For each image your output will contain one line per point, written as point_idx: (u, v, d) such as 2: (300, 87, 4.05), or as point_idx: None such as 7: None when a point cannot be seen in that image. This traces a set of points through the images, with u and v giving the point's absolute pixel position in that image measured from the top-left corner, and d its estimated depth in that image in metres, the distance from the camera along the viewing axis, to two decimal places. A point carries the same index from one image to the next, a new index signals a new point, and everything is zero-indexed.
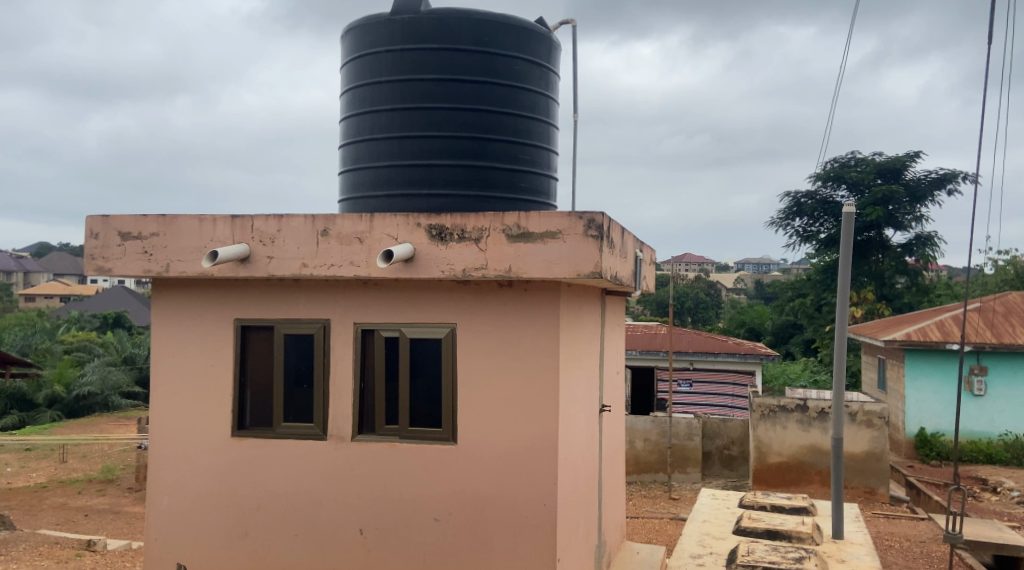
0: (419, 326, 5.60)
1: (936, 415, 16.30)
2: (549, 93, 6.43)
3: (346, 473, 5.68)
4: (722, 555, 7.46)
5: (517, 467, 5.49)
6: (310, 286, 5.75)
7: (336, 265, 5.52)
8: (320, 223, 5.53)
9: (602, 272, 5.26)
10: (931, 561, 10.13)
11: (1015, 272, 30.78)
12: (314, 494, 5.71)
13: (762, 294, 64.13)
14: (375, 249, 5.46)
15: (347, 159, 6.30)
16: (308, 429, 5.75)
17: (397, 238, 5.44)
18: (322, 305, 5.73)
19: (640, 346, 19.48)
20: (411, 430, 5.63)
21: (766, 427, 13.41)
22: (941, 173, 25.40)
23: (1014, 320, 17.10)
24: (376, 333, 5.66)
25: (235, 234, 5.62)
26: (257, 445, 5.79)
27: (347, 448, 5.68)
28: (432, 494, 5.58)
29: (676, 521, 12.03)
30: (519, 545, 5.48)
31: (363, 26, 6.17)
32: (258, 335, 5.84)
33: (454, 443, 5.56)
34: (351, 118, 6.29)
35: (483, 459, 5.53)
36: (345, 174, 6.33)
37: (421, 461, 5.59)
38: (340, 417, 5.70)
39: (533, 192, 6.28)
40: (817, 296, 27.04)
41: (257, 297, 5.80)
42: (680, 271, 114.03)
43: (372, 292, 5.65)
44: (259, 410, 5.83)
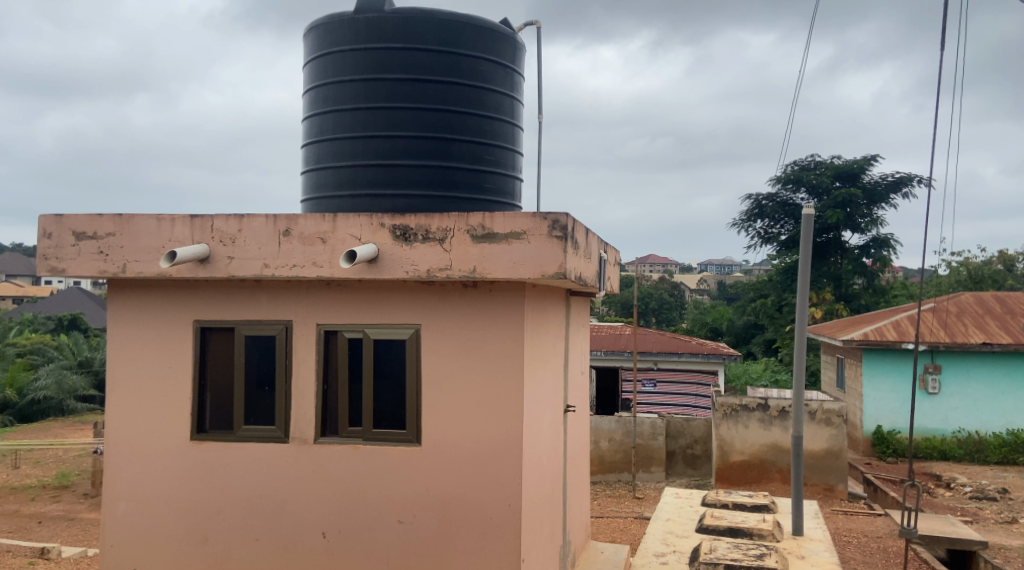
0: (383, 326, 5.63)
1: (892, 413, 16.60)
2: (513, 94, 6.49)
3: (309, 475, 5.69)
4: (685, 553, 7.57)
5: (481, 467, 5.54)
6: (271, 287, 5.76)
7: (299, 265, 5.52)
8: (282, 223, 5.54)
9: (567, 273, 5.32)
10: (888, 556, 10.34)
11: (969, 273, 31.44)
12: (276, 496, 5.72)
13: (722, 295, 65.00)
14: (339, 249, 5.48)
15: (309, 158, 6.32)
16: (270, 432, 5.75)
17: (361, 238, 5.46)
18: (284, 307, 5.74)
19: (605, 346, 19.62)
20: (375, 431, 5.65)
21: (728, 426, 13.60)
22: (897, 177, 25.88)
23: (967, 321, 17.47)
24: (340, 334, 5.68)
25: (195, 234, 5.60)
26: (217, 448, 5.78)
27: (310, 452, 5.70)
28: (397, 494, 5.61)
29: (640, 520, 12.17)
30: (484, 544, 5.53)
31: (326, 25, 6.18)
32: (217, 337, 5.83)
33: (418, 445, 5.60)
34: (312, 116, 6.31)
35: (448, 459, 5.57)
36: (308, 174, 6.34)
37: (384, 462, 5.62)
38: (303, 419, 5.72)
39: (497, 192, 6.34)
40: (777, 296, 27.39)
41: (218, 298, 5.80)
42: (646, 271, 115.13)
43: (336, 294, 5.68)
44: (219, 414, 5.83)
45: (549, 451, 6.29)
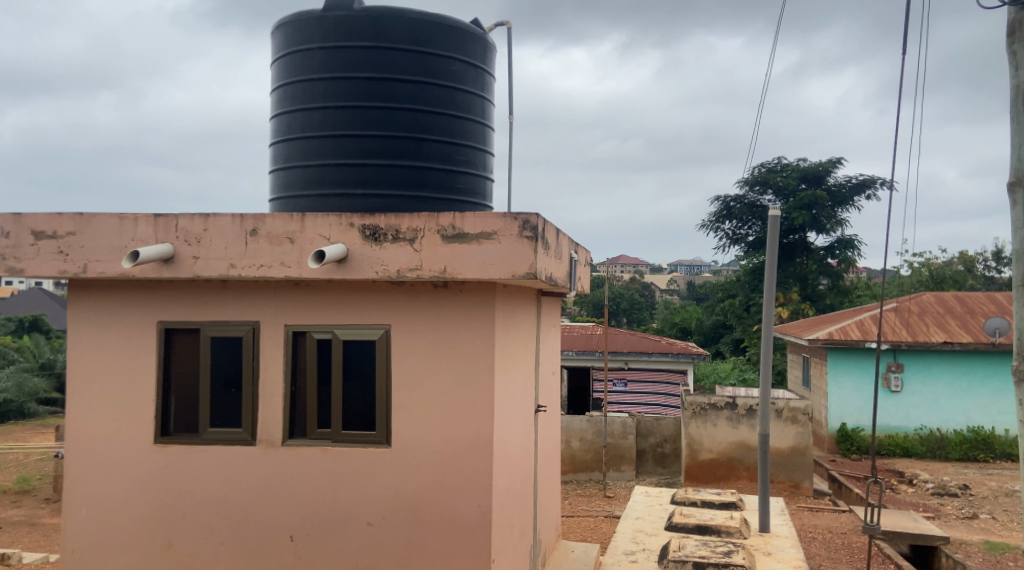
0: (353, 327, 5.67)
1: (856, 411, 16.86)
2: (483, 94, 6.55)
3: (275, 477, 5.72)
4: (654, 551, 7.68)
5: (450, 468, 5.60)
6: (238, 288, 5.78)
7: (266, 265, 5.55)
8: (249, 223, 5.56)
9: (537, 273, 5.39)
10: (852, 552, 10.53)
11: (931, 273, 31.98)
12: (242, 500, 5.73)
13: (693, 295, 65.55)
14: (307, 249, 5.51)
15: (278, 157, 6.33)
16: (237, 434, 5.77)
17: (329, 238, 5.49)
18: (252, 308, 5.76)
19: (576, 346, 19.74)
20: (343, 432, 5.69)
21: (696, 425, 13.75)
22: (861, 180, 26.26)
23: (929, 321, 17.79)
24: (308, 335, 5.72)
25: (159, 234, 5.60)
26: (181, 451, 5.79)
27: (278, 453, 5.72)
28: (365, 496, 5.65)
29: (610, 519, 12.30)
30: (453, 546, 5.59)
31: (296, 23, 6.20)
32: (183, 339, 5.84)
33: (387, 446, 5.65)
34: (281, 114, 6.32)
35: (416, 460, 5.62)
36: (277, 173, 6.35)
37: (352, 464, 5.66)
38: (270, 421, 5.74)
39: (467, 191, 6.40)
40: (745, 296, 27.69)
41: (183, 300, 5.81)
42: (617, 271, 115.73)
43: (304, 295, 5.71)
44: (184, 416, 5.83)
45: (520, 451, 6.38)
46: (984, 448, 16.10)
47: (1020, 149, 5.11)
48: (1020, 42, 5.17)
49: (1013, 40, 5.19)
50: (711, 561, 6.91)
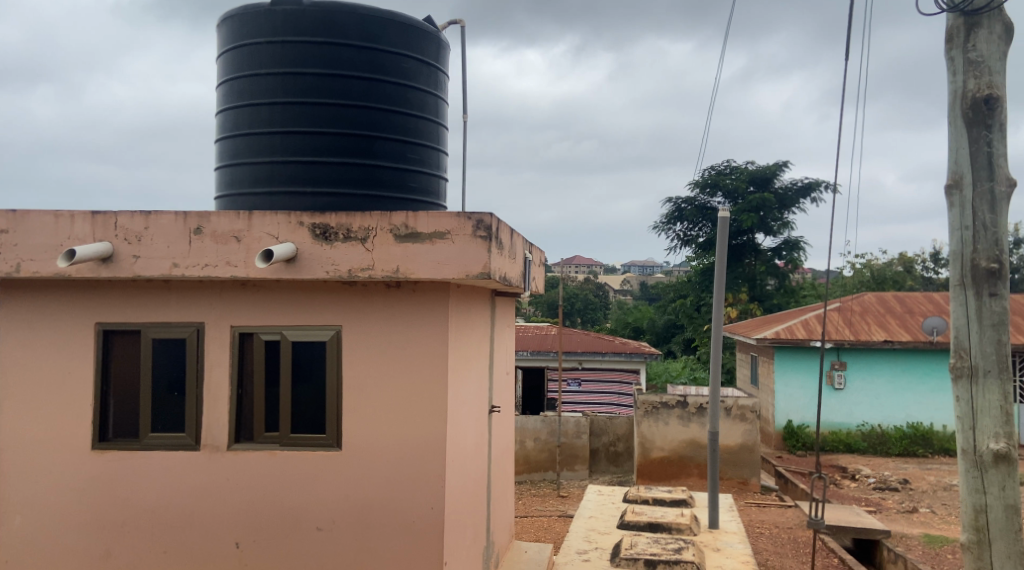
0: (302, 327, 5.48)
1: (801, 408, 17.20)
2: (438, 93, 6.32)
3: (220, 483, 5.47)
4: (606, 550, 7.80)
5: (403, 471, 5.40)
6: (182, 288, 5.54)
7: (210, 265, 5.32)
8: (192, 221, 5.32)
9: (491, 273, 5.26)
10: (797, 546, 10.80)
11: (872, 274, 32.85)
12: (185, 506, 5.48)
13: (645, 295, 66.37)
14: (254, 249, 5.31)
15: (224, 154, 6.00)
16: (180, 439, 5.52)
17: (278, 237, 5.30)
18: (196, 308, 5.53)
19: (530, 346, 19.83)
20: (292, 436, 5.48)
21: (649, 423, 13.96)
22: (807, 183, 26.79)
23: (872, 321, 18.21)
24: (256, 336, 5.51)
25: (97, 232, 5.34)
26: (121, 457, 5.52)
27: (223, 458, 5.48)
28: (315, 501, 5.43)
29: (563, 518, 12.43)
30: (407, 551, 5.37)
31: (241, 16, 5.89)
32: (123, 340, 5.58)
33: (338, 449, 5.44)
34: (226, 110, 5.99)
35: (368, 464, 5.42)
36: (222, 171, 6.03)
37: (302, 468, 5.44)
38: (214, 425, 5.50)
39: (422, 192, 6.13)
40: (696, 296, 28.12)
41: (124, 300, 5.55)
42: (572, 270, 116.35)
43: (251, 295, 5.50)
44: (123, 421, 5.57)
45: (473, 453, 6.38)
46: (922, 443, 16.71)
47: (957, 152, 5.30)
48: (957, 48, 5.36)
49: (951, 46, 5.39)
50: (662, 558, 7.08)
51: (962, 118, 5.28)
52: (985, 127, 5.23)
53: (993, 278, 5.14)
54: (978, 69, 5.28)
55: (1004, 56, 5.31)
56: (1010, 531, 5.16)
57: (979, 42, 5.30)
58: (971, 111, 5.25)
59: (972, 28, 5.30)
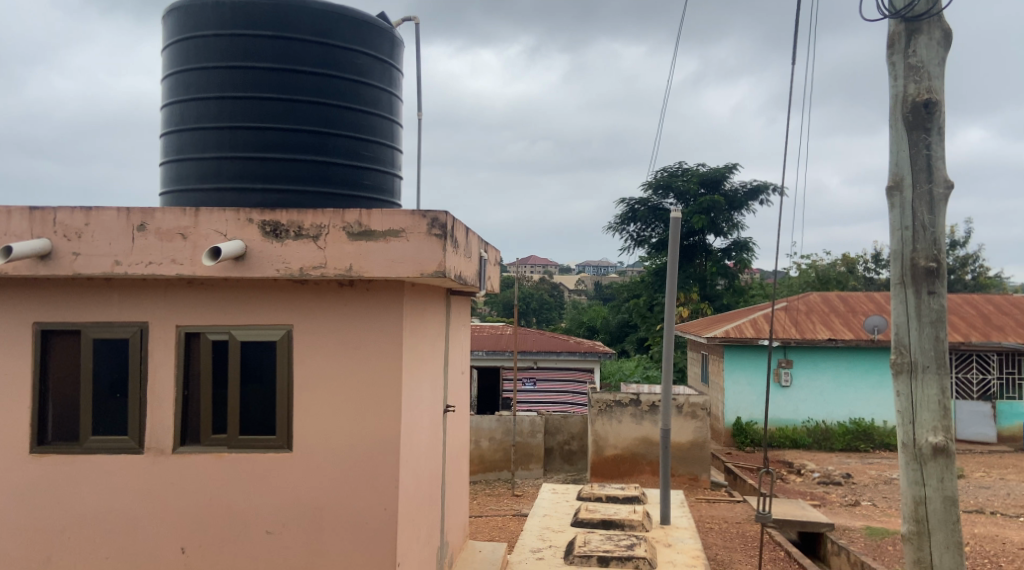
0: (252, 327, 5.08)
1: (750, 405, 17.56)
2: (394, 90, 5.86)
3: (166, 488, 5.08)
4: (560, 547, 7.96)
5: (355, 472, 5.05)
6: (125, 286, 5.10)
7: (155, 263, 4.92)
8: (136, 217, 4.92)
9: (445, 272, 4.95)
10: (745, 540, 11.06)
11: (817, 275, 33.62)
12: (127, 513, 5.08)
13: (598, 296, 66.90)
14: (201, 245, 4.92)
15: (168, 149, 5.49)
16: (122, 443, 5.10)
17: (226, 234, 4.93)
18: (140, 307, 5.09)
19: (485, 346, 19.93)
20: (240, 439, 5.10)
21: (603, 422, 14.15)
22: (755, 185, 27.29)
23: (817, 320, 18.65)
24: (203, 336, 5.10)
25: (34, 228, 4.90)
26: (58, 462, 5.09)
27: (167, 462, 5.08)
28: (263, 505, 5.07)
29: (517, 517, 12.57)
30: (359, 554, 5.04)
31: (186, 6, 5.39)
32: (61, 340, 5.12)
33: (289, 451, 5.07)
34: (170, 104, 5.47)
35: (319, 465, 5.06)
36: (165, 166, 5.52)
37: (249, 471, 5.07)
38: (159, 429, 5.09)
39: (379, 191, 5.68)
40: (649, 296, 28.49)
41: (63, 296, 5.09)
42: (526, 270, 116.77)
43: (197, 293, 5.09)
44: (62, 425, 5.13)
45: (429, 453, 6.45)
46: (864, 439, 17.28)
47: (897, 155, 5.54)
48: (898, 54, 5.60)
49: (892, 52, 5.63)
50: (615, 555, 7.28)
51: (902, 121, 5.52)
52: (925, 130, 5.46)
53: (931, 277, 5.37)
54: (917, 74, 5.51)
55: (943, 62, 5.55)
56: (947, 522, 5.38)
57: (920, 47, 5.53)
58: (911, 115, 5.48)
59: (912, 34, 5.53)
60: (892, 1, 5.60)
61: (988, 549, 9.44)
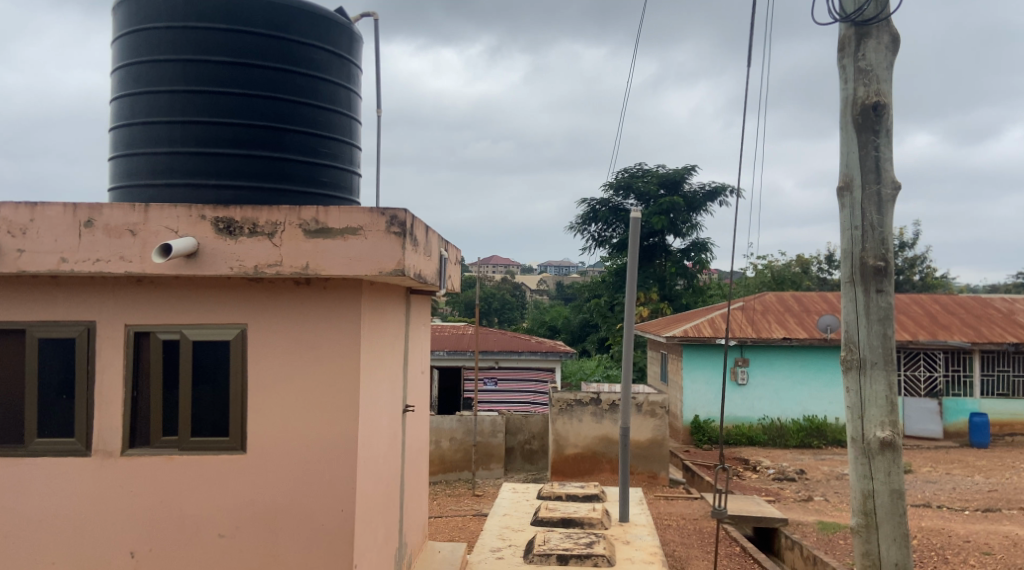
0: (204, 327, 5.03)
1: (708, 403, 17.80)
2: (351, 86, 5.86)
3: (113, 491, 5.00)
4: (520, 546, 8.02)
5: (311, 473, 5.02)
6: (71, 285, 5.02)
7: (102, 260, 4.85)
8: (83, 213, 4.86)
9: (405, 270, 4.97)
10: (703, 536, 11.23)
11: (774, 275, 34.11)
12: (74, 516, 5.00)
13: (560, 295, 67.13)
14: (151, 243, 4.86)
15: (118, 143, 5.43)
16: (68, 445, 5.02)
17: (177, 231, 4.88)
18: (87, 306, 5.01)
19: (446, 346, 19.94)
20: (192, 440, 5.03)
21: (563, 421, 14.25)
22: (714, 187, 27.61)
23: (773, 319, 18.93)
24: (152, 335, 5.03)
25: None
26: (4, 464, 5.01)
27: (115, 465, 5.01)
28: (215, 507, 5.01)
29: (478, 517, 12.62)
30: (316, 555, 5.02)
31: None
32: (5, 340, 5.05)
33: (241, 452, 5.02)
34: (120, 98, 5.42)
35: (273, 467, 5.02)
36: (116, 160, 5.47)
37: (201, 473, 5.01)
38: (107, 430, 5.01)
39: (335, 187, 5.68)
40: (610, 296, 28.69)
41: (8, 295, 5.01)
42: (489, 269, 116.94)
43: (148, 292, 5.02)
44: (7, 426, 5.05)
45: (387, 453, 6.46)
46: (818, 435, 17.61)
47: (848, 157, 5.68)
48: (849, 57, 5.75)
49: (843, 55, 5.77)
50: (574, 554, 7.37)
51: (853, 123, 5.67)
52: (873, 133, 5.62)
53: (880, 275, 5.51)
54: (866, 77, 5.66)
55: (891, 66, 5.70)
56: (894, 515, 5.52)
57: (869, 51, 5.69)
58: (861, 117, 5.63)
59: (862, 38, 5.69)
60: (843, 6, 5.74)
61: (935, 542, 9.67)
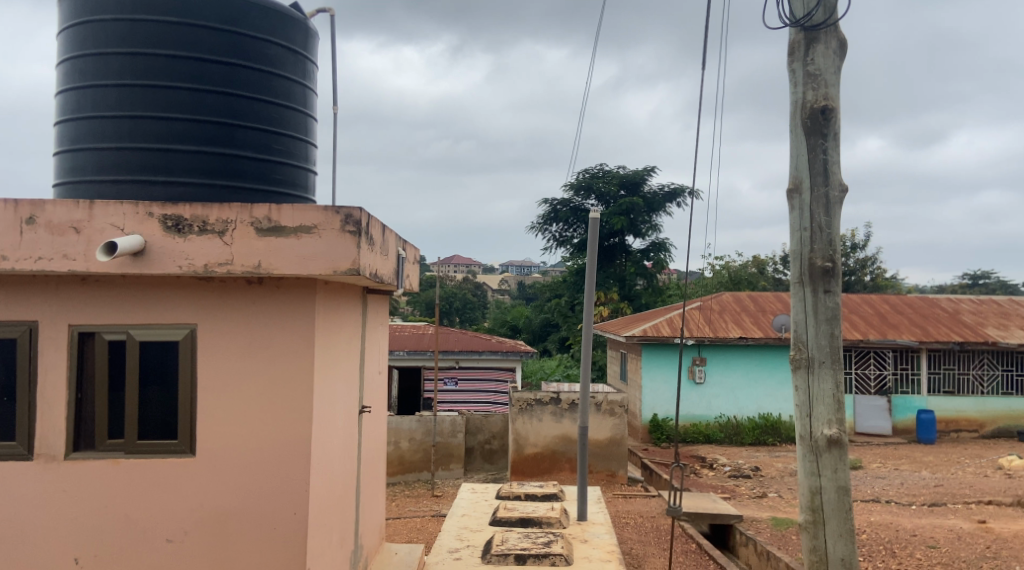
0: (151, 327, 4.96)
1: (665, 402, 17.94)
2: (306, 82, 5.80)
3: (57, 495, 4.92)
4: (477, 546, 8.01)
5: (262, 476, 4.98)
6: (13, 284, 4.93)
7: (45, 258, 4.76)
8: (25, 209, 4.77)
9: (359, 270, 4.94)
10: (660, 534, 11.31)
11: (731, 274, 34.49)
12: (16, 521, 4.91)
13: (522, 295, 67.17)
14: (95, 241, 4.79)
15: (63, 138, 5.34)
16: (10, 449, 4.93)
17: (123, 229, 4.81)
18: (29, 305, 4.92)
19: (406, 346, 19.86)
20: (138, 443, 4.97)
21: (523, 420, 14.27)
22: (673, 188, 27.84)
23: (730, 319, 19.15)
24: (97, 336, 4.95)
25: None
26: None
27: (59, 469, 4.92)
28: (163, 511, 4.95)
29: (436, 518, 12.58)
30: (267, 560, 4.97)
31: None
32: None
33: (191, 456, 4.97)
34: (66, 91, 5.33)
35: (223, 470, 4.97)
36: (61, 155, 5.38)
37: (148, 476, 4.94)
38: (50, 433, 4.93)
39: (289, 184, 5.63)
40: (571, 296, 28.79)
41: None
42: (451, 269, 116.63)
43: (93, 291, 4.94)
44: None
45: (342, 454, 6.43)
46: (772, 433, 17.83)
47: (798, 159, 5.76)
48: (798, 62, 5.84)
49: (793, 60, 5.86)
50: (532, 553, 7.38)
51: (802, 127, 5.75)
52: (822, 136, 5.70)
53: (827, 276, 5.60)
54: (815, 81, 5.75)
55: (839, 71, 5.79)
56: (840, 511, 5.60)
57: (818, 56, 5.77)
58: (810, 121, 5.72)
59: (811, 43, 5.77)
60: (793, 10, 5.82)
61: (883, 536, 9.83)
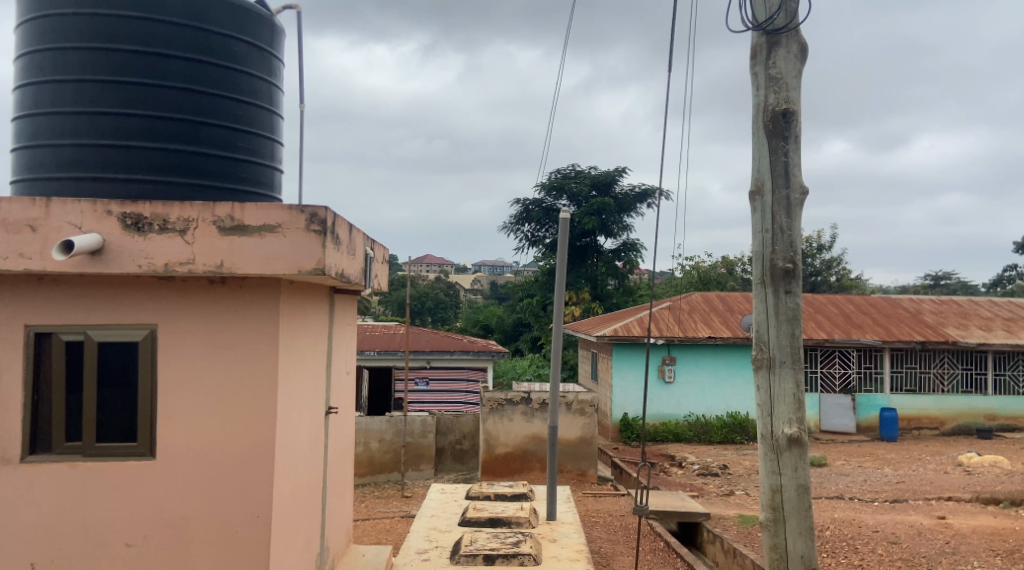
0: (109, 327, 4.89)
1: (635, 401, 18.02)
2: (272, 79, 5.74)
3: (13, 499, 4.85)
4: (446, 547, 8.00)
5: (225, 478, 4.94)
6: None
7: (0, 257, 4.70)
8: None
9: (324, 269, 4.92)
10: (629, 533, 11.36)
11: (702, 275, 34.73)
12: None
13: (495, 294, 67.17)
14: (52, 239, 4.73)
15: (22, 134, 5.27)
16: None
17: (81, 227, 4.75)
18: None
19: (377, 346, 19.80)
20: (96, 445, 4.91)
21: (494, 420, 14.26)
22: (644, 188, 27.97)
23: (699, 318, 19.27)
24: (54, 336, 4.88)
25: None
26: None
27: (15, 472, 4.85)
28: (123, 515, 4.89)
29: (406, 519, 12.55)
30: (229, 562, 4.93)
31: None
32: None
33: (150, 458, 4.91)
34: (25, 86, 5.26)
35: (184, 472, 4.93)
36: (19, 152, 5.30)
37: (106, 479, 4.89)
38: (6, 436, 4.86)
39: (254, 183, 5.58)
40: (542, 296, 28.84)
41: None
42: (424, 268, 116.41)
43: (49, 291, 4.87)
44: None
45: (308, 455, 6.39)
46: (740, 431, 17.91)
47: (759, 162, 5.81)
48: (760, 65, 5.89)
49: (755, 63, 5.91)
50: (500, 554, 7.38)
51: (763, 129, 5.80)
52: (783, 138, 5.75)
53: (788, 277, 5.65)
54: (776, 84, 5.80)
55: (800, 74, 5.85)
56: (801, 509, 5.66)
57: (779, 59, 5.82)
58: (771, 123, 5.77)
59: (772, 46, 5.82)
60: (755, 14, 5.86)
61: (846, 533, 9.93)
